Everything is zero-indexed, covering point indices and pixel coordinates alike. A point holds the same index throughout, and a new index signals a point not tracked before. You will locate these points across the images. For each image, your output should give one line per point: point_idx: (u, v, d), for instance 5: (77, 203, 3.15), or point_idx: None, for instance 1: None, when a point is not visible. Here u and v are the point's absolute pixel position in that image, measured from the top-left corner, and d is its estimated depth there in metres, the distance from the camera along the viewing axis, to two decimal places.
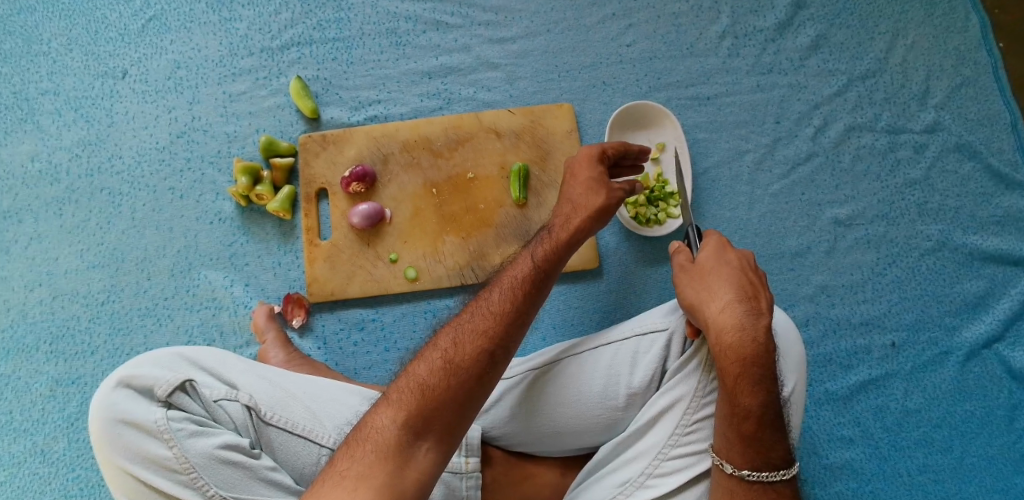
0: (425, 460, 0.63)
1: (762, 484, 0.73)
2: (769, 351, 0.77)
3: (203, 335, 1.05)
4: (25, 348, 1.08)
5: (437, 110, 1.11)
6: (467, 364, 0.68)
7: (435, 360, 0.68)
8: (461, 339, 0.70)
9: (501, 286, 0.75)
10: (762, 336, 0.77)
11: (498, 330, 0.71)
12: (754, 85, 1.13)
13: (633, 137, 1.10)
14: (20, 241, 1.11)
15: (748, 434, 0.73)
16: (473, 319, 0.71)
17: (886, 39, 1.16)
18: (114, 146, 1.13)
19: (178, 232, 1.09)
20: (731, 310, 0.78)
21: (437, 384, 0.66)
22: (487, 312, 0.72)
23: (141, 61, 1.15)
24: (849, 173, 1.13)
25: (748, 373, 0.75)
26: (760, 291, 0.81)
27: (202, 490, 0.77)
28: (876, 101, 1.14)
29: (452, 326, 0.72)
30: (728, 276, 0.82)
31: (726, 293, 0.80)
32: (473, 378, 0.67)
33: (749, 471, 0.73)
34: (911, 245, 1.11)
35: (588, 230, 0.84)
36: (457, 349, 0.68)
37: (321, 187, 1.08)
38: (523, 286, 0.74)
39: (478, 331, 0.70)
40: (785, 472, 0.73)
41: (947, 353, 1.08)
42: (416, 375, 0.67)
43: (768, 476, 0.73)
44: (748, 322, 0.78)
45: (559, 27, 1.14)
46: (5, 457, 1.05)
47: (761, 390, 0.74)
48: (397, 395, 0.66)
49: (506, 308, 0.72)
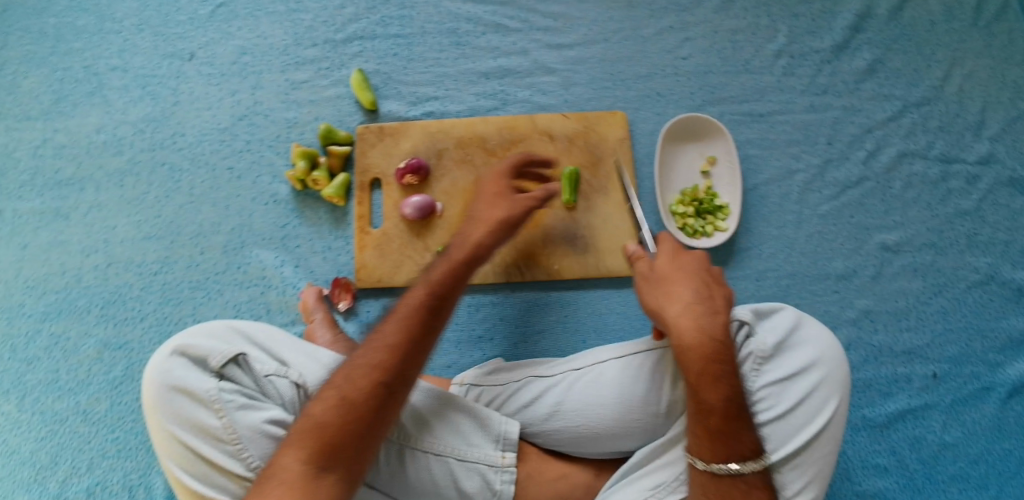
0: (330, 492, 0.66)
1: (730, 477, 0.78)
2: (727, 346, 0.81)
3: (250, 311, 1.08)
4: (77, 310, 1.11)
5: (492, 111, 1.13)
6: (362, 401, 0.70)
7: (330, 397, 0.70)
8: (355, 375, 0.72)
9: (398, 314, 0.76)
10: (717, 333, 0.82)
11: (393, 359, 0.72)
12: (807, 105, 1.14)
13: (685, 149, 1.11)
14: (80, 208, 1.15)
15: (714, 429, 0.79)
16: (365, 353, 0.73)
17: (942, 67, 1.16)
18: (176, 124, 1.16)
19: (234, 210, 1.13)
20: (687, 310, 0.83)
21: (333, 423, 0.68)
22: (380, 345, 0.73)
23: (208, 45, 1.19)
24: (899, 199, 1.12)
25: (711, 370, 0.80)
26: (716, 293, 0.86)
27: (246, 461, 0.79)
28: (930, 129, 1.14)
29: (349, 359, 0.73)
30: (688, 277, 0.86)
31: (687, 293, 0.85)
32: (367, 412, 0.69)
33: (718, 466, 0.79)
34: (959, 276, 1.10)
35: (490, 245, 0.85)
36: (351, 385, 0.71)
37: (375, 177, 1.11)
38: (416, 312, 0.76)
39: (371, 364, 0.72)
40: (749, 465, 0.79)
41: (989, 388, 1.06)
42: (311, 414, 0.69)
43: (737, 468, 0.78)
44: (704, 320, 0.82)
45: (617, 36, 1.16)
46: (48, 415, 1.08)
47: (722, 385, 0.79)
48: (296, 433, 0.68)
49: (399, 340, 0.74)
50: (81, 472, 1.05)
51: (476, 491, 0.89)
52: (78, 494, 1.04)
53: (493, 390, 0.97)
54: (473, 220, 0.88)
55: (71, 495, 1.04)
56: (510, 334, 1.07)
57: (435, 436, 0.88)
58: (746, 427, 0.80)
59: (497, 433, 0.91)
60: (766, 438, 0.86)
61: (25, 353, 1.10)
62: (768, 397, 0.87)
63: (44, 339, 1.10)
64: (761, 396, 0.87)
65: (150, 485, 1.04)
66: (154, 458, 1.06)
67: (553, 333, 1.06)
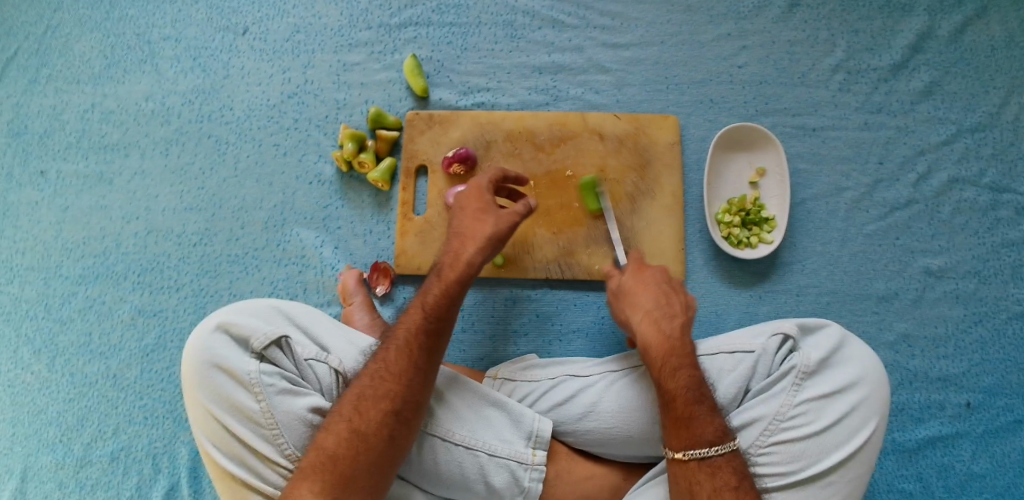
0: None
1: (697, 461, 0.77)
2: (685, 346, 0.85)
3: (287, 289, 1.09)
4: (114, 275, 1.11)
5: (544, 106, 1.13)
6: (372, 431, 0.76)
7: (341, 430, 0.75)
8: (363, 407, 0.77)
9: (398, 341, 0.82)
10: (674, 335, 0.85)
11: (398, 389, 0.78)
12: (860, 122, 1.13)
13: (736, 158, 1.11)
14: (123, 173, 1.15)
15: (675, 416, 0.80)
16: (369, 385, 0.79)
17: (1000, 94, 1.13)
18: (226, 97, 1.16)
19: (277, 188, 1.13)
20: (647, 318, 0.88)
21: (345, 453, 0.74)
22: (385, 375, 0.79)
23: (263, 21, 1.18)
24: (947, 224, 1.10)
25: (669, 367, 0.83)
26: (675, 298, 0.90)
27: (281, 447, 0.78)
28: (983, 156, 1.11)
29: (352, 390, 0.79)
30: (650, 288, 0.91)
31: (648, 303, 0.89)
32: (379, 441, 0.76)
33: (684, 452, 0.78)
34: (1001, 307, 1.08)
35: (483, 260, 0.89)
36: (360, 417, 0.76)
37: (421, 163, 1.10)
38: (411, 339, 0.82)
39: (377, 395, 0.78)
40: (719, 448, 0.77)
41: (1022, 422, 1.04)
42: (323, 447, 0.75)
43: (703, 452, 0.77)
44: (662, 324, 0.86)
45: (673, 40, 1.15)
46: (78, 377, 1.08)
47: (676, 376, 0.82)
48: (309, 466, 0.73)
49: (402, 369, 0.80)
50: (107, 437, 1.06)
51: (504, 488, 0.86)
52: (103, 459, 1.05)
53: (527, 386, 0.94)
54: (460, 235, 0.91)
55: (96, 460, 1.05)
56: (545, 332, 1.07)
57: (467, 429, 0.86)
58: (710, 412, 0.80)
59: (529, 430, 0.88)
60: (802, 454, 0.81)
61: (60, 315, 1.10)
62: (809, 411, 0.82)
63: (79, 302, 1.11)
64: (802, 410, 0.82)
65: (173, 455, 1.04)
66: (180, 429, 1.06)
67: (588, 333, 1.06)
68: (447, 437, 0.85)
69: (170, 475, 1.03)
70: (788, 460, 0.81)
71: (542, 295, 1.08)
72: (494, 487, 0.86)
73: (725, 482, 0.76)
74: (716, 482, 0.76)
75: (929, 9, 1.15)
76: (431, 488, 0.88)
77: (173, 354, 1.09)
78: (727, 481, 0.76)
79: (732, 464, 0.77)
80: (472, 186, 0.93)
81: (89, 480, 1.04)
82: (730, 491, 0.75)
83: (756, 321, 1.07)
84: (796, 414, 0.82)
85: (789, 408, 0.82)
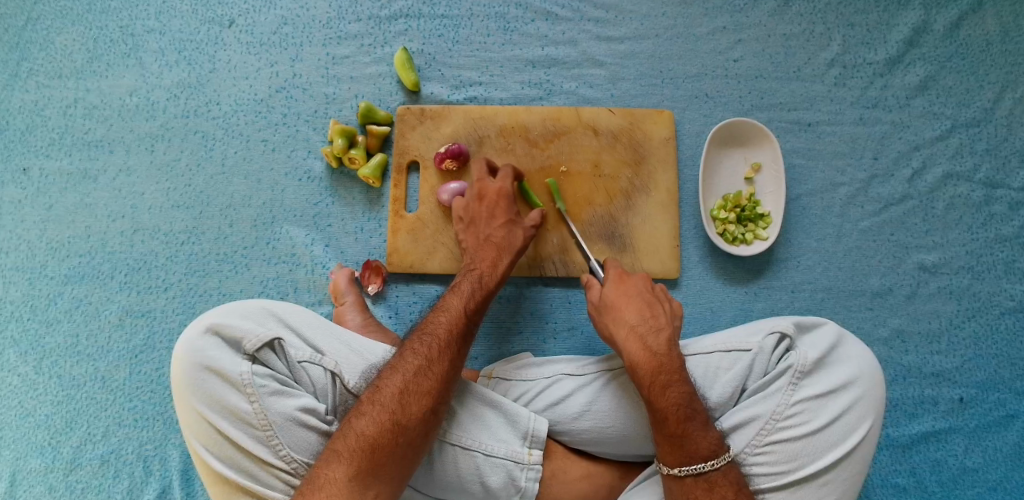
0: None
1: (692, 477, 0.78)
2: (672, 362, 0.84)
3: (278, 288, 1.07)
4: (100, 275, 1.09)
5: (537, 100, 1.11)
6: (412, 424, 0.76)
7: (383, 419, 0.75)
8: (408, 400, 0.77)
9: (443, 339, 0.83)
10: (660, 351, 0.84)
11: (441, 390, 0.80)
12: (856, 117, 1.12)
13: (732, 154, 1.10)
14: (108, 171, 1.12)
15: (669, 432, 0.79)
16: (415, 378, 0.79)
17: (995, 89, 1.12)
18: (213, 92, 1.13)
19: (266, 185, 1.10)
20: (633, 334, 0.87)
21: (385, 443, 0.74)
22: (432, 372, 0.80)
23: (249, 13, 1.15)
24: (941, 220, 1.09)
25: (659, 384, 0.81)
26: (659, 311, 0.90)
27: (275, 448, 0.77)
28: (978, 151, 1.11)
29: (398, 380, 0.79)
30: (633, 302, 0.90)
31: (632, 318, 0.88)
32: (415, 435, 0.76)
33: (679, 468, 0.78)
34: (994, 302, 1.08)
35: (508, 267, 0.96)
36: (404, 409, 0.76)
37: (413, 159, 1.09)
38: (452, 341, 0.84)
39: (422, 391, 0.78)
40: (715, 462, 0.78)
41: (1013, 416, 1.05)
42: (364, 433, 0.74)
43: (700, 466, 0.78)
44: (648, 340, 0.85)
45: (669, 33, 1.14)
46: (66, 379, 1.06)
47: (667, 393, 0.80)
48: (347, 451, 0.73)
49: (445, 370, 0.81)
50: (97, 439, 1.04)
51: (500, 488, 0.85)
52: (93, 462, 1.03)
53: (521, 385, 0.93)
54: (489, 243, 0.97)
55: (86, 463, 1.03)
56: (540, 330, 1.06)
57: (463, 429, 0.85)
58: (704, 426, 0.79)
59: (524, 430, 0.87)
60: (798, 454, 0.81)
61: (46, 315, 1.08)
62: (804, 411, 0.81)
63: (65, 302, 1.08)
64: (798, 409, 0.81)
65: (164, 457, 1.03)
66: (170, 431, 1.04)
67: (583, 331, 1.06)
68: (443, 437, 0.85)
69: (162, 478, 1.02)
70: (784, 460, 0.81)
71: (537, 293, 1.07)
72: (488, 487, 0.85)
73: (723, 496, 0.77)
74: (714, 497, 0.77)
75: (925, 2, 1.14)
76: (429, 491, 0.88)
77: (162, 355, 1.07)
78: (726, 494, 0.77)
79: (728, 477, 0.78)
80: (500, 188, 0.99)
81: (79, 483, 1.03)
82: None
83: (750, 317, 1.07)
84: (793, 414, 0.81)
85: (786, 408, 0.82)
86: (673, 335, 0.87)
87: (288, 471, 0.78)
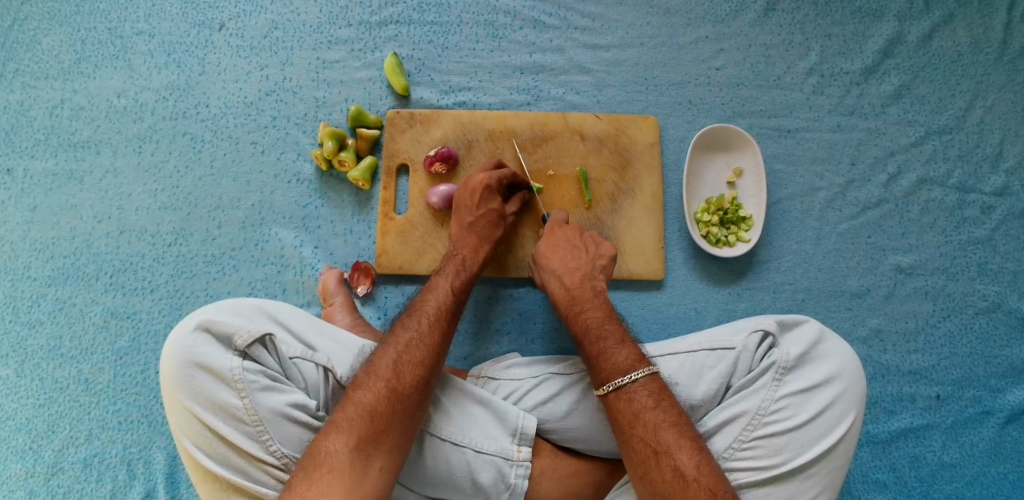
0: (379, 477, 0.73)
1: (615, 392, 0.81)
2: (588, 293, 0.92)
3: (266, 290, 1.07)
4: (85, 277, 1.08)
5: (525, 105, 1.14)
6: (408, 391, 0.78)
7: (379, 387, 0.77)
8: (401, 369, 0.79)
9: (426, 315, 0.86)
10: (574, 286, 0.93)
11: (433, 359, 0.82)
12: (833, 124, 1.15)
13: (715, 159, 1.12)
14: (94, 172, 1.12)
15: (588, 354, 0.86)
16: (408, 350, 0.81)
17: (965, 98, 1.16)
18: (202, 95, 1.14)
19: (255, 186, 1.11)
20: (554, 276, 0.95)
21: (383, 411, 0.76)
22: (421, 343, 0.82)
23: (239, 16, 1.16)
24: (916, 223, 1.13)
25: (573, 313, 0.91)
26: (581, 254, 0.97)
27: (266, 444, 0.77)
28: (950, 158, 1.15)
29: (391, 353, 0.81)
30: (558, 249, 0.98)
31: (555, 263, 0.96)
32: (411, 404, 0.78)
33: (604, 387, 0.82)
34: (968, 302, 1.11)
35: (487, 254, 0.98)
36: (399, 378, 0.78)
37: (402, 162, 1.10)
38: (442, 317, 0.87)
39: (415, 361, 0.80)
40: (632, 374, 0.81)
41: (989, 413, 1.08)
42: (361, 403, 0.76)
43: (620, 380, 0.81)
44: (564, 278, 0.95)
45: (653, 41, 1.17)
46: (48, 382, 1.05)
47: (579, 320, 0.90)
48: (346, 422, 0.75)
49: (437, 342, 0.83)
50: (79, 443, 1.03)
51: (490, 485, 0.86)
52: (75, 465, 1.02)
53: (510, 384, 0.94)
54: (470, 230, 0.98)
55: (68, 466, 1.02)
56: (528, 329, 1.07)
57: (455, 426, 0.86)
58: (619, 343, 0.85)
59: (513, 426, 0.87)
60: (783, 447, 0.82)
61: (29, 317, 1.07)
62: (789, 405, 0.83)
63: (48, 304, 1.07)
64: (783, 405, 0.83)
65: (149, 460, 1.02)
66: (155, 434, 1.03)
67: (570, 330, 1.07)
68: (435, 433, 0.85)
69: (146, 481, 1.01)
70: (771, 455, 0.82)
71: (524, 293, 1.08)
72: (478, 482, 0.86)
73: (643, 405, 0.79)
74: (635, 408, 0.79)
75: (898, 14, 1.18)
76: (420, 488, 0.88)
77: (148, 357, 1.06)
78: (646, 403, 0.79)
79: (647, 387, 0.80)
80: (480, 179, 0.99)
81: (60, 487, 1.02)
82: (650, 412, 0.78)
83: (734, 318, 1.09)
84: (778, 409, 0.83)
85: (771, 403, 0.83)
86: (591, 271, 0.96)
87: (279, 467, 0.78)
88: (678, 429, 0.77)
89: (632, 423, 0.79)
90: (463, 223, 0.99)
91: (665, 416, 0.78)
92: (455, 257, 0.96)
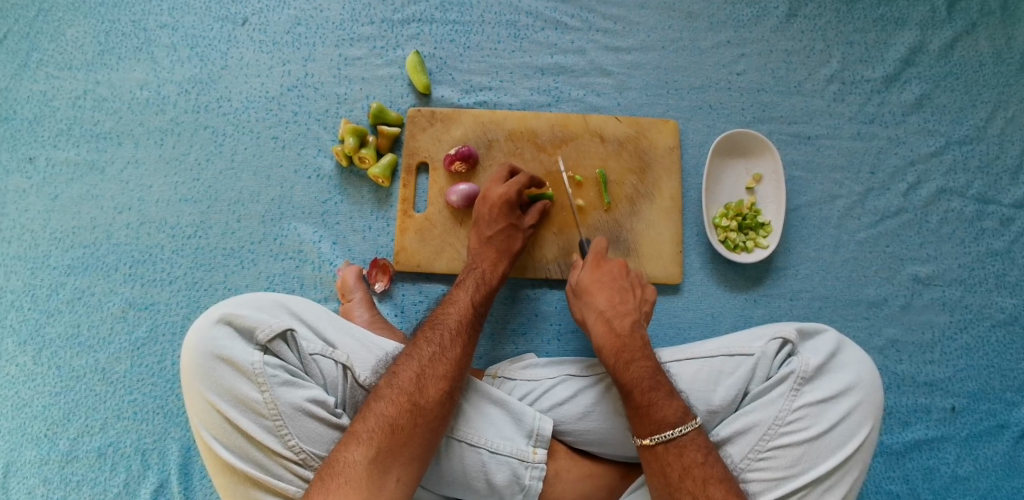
0: (396, 489, 0.74)
1: (663, 444, 0.80)
2: (637, 342, 0.89)
3: (284, 284, 1.08)
4: (104, 266, 1.09)
5: (545, 106, 1.14)
6: (429, 406, 0.78)
7: (401, 401, 0.77)
8: (423, 383, 0.80)
9: (446, 330, 0.86)
10: (623, 331, 0.90)
11: (455, 374, 0.82)
12: (853, 132, 1.15)
13: (734, 164, 1.12)
14: (116, 163, 1.12)
15: (636, 405, 0.82)
16: (430, 364, 0.82)
17: (987, 109, 1.16)
18: (224, 88, 1.14)
19: (275, 181, 1.11)
20: (601, 318, 0.92)
21: (404, 424, 0.76)
22: (443, 357, 0.83)
23: (263, 12, 1.16)
24: (934, 233, 1.13)
25: (623, 362, 0.87)
26: (629, 297, 0.95)
27: (284, 438, 0.77)
28: (970, 169, 1.14)
29: (413, 366, 0.81)
30: (604, 289, 0.95)
31: (601, 303, 0.94)
32: (432, 417, 0.78)
33: (650, 438, 0.80)
34: (985, 314, 1.11)
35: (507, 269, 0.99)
36: (421, 391, 0.79)
37: (422, 160, 1.10)
38: (463, 330, 0.87)
39: (437, 375, 0.81)
40: (682, 428, 0.80)
41: (1003, 426, 1.07)
42: (383, 415, 0.76)
43: (670, 433, 0.80)
44: (613, 322, 0.91)
45: (674, 45, 1.17)
46: (65, 370, 1.05)
47: (629, 369, 0.85)
48: (365, 434, 0.75)
49: (458, 356, 0.84)
50: (94, 432, 1.03)
51: (505, 485, 0.86)
52: (90, 454, 1.03)
53: (526, 384, 0.94)
54: (490, 246, 0.99)
55: (82, 455, 1.03)
56: (544, 330, 1.07)
57: (470, 427, 0.86)
58: (669, 396, 0.83)
59: (529, 428, 0.87)
60: (799, 459, 0.82)
61: (47, 306, 1.07)
62: (805, 416, 0.83)
63: (67, 293, 1.08)
64: (799, 415, 0.83)
65: (163, 451, 1.03)
66: (171, 424, 1.04)
67: None
68: (453, 434, 0.85)
69: (160, 471, 1.02)
70: (788, 465, 0.82)
71: (542, 294, 1.08)
72: (495, 483, 0.85)
73: (693, 460, 0.78)
74: (685, 463, 0.78)
75: (921, 23, 1.18)
76: (436, 487, 0.88)
77: (164, 349, 1.06)
78: (696, 458, 0.78)
79: (696, 441, 0.80)
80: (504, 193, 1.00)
81: (74, 476, 1.02)
82: (699, 467, 0.78)
83: (751, 323, 1.09)
84: (794, 419, 0.83)
85: (787, 414, 0.83)
86: (639, 318, 0.93)
87: (297, 463, 0.78)
88: (727, 484, 0.76)
89: (681, 477, 0.78)
90: (483, 238, 0.99)
91: (714, 471, 0.77)
92: (475, 273, 0.96)
